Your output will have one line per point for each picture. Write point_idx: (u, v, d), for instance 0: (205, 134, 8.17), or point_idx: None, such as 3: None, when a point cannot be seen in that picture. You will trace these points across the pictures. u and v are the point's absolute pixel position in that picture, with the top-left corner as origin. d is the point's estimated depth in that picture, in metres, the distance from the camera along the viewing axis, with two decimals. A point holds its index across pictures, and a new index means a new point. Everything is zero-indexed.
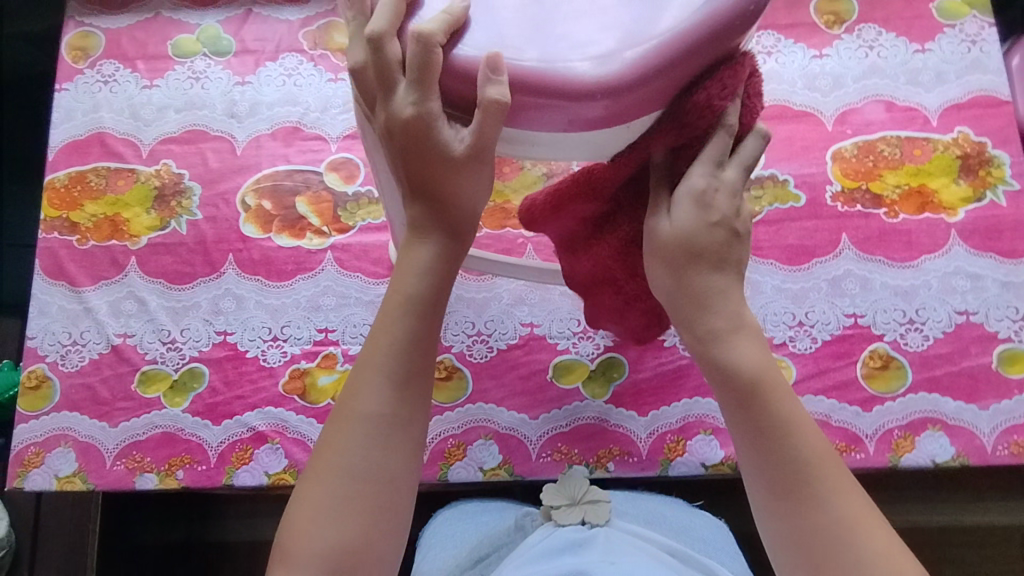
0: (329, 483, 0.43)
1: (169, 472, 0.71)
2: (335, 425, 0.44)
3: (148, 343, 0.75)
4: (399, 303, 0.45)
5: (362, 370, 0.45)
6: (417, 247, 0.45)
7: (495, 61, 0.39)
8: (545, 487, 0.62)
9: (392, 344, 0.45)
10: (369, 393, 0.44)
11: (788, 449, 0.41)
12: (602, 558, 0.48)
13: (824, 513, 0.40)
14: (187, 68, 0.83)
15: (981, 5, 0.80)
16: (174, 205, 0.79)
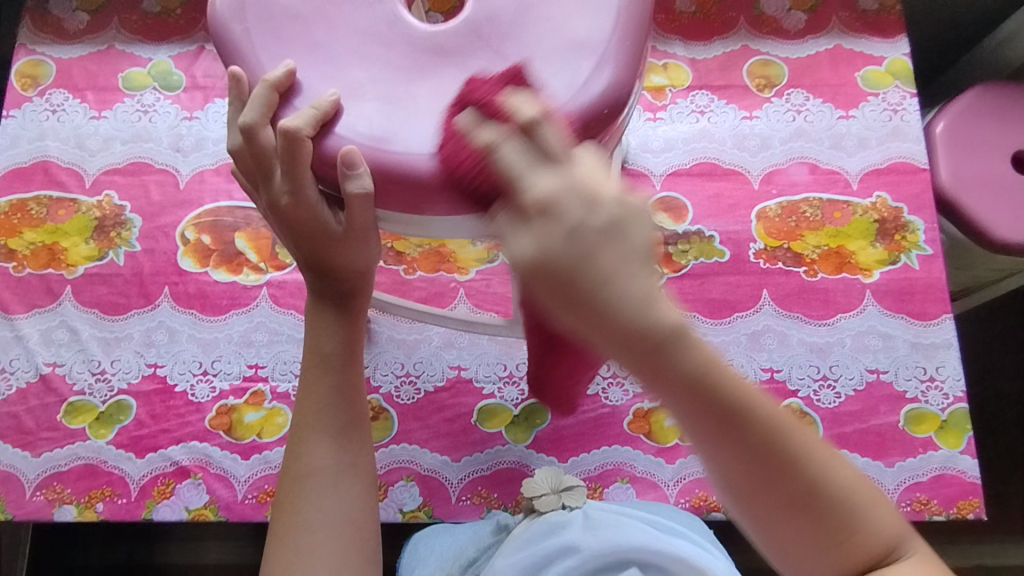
0: (299, 536, 0.49)
1: (88, 504, 0.71)
2: (291, 485, 0.51)
3: (77, 373, 0.75)
4: (320, 364, 0.53)
5: (303, 433, 0.52)
6: (326, 312, 0.53)
7: (351, 157, 0.40)
8: (524, 482, 0.67)
9: (323, 400, 0.52)
10: (315, 449, 0.51)
11: (785, 467, 0.36)
12: (584, 530, 0.59)
13: (805, 496, 0.37)
14: (136, 101, 0.85)
15: (903, 76, 0.84)
16: (113, 236, 0.80)
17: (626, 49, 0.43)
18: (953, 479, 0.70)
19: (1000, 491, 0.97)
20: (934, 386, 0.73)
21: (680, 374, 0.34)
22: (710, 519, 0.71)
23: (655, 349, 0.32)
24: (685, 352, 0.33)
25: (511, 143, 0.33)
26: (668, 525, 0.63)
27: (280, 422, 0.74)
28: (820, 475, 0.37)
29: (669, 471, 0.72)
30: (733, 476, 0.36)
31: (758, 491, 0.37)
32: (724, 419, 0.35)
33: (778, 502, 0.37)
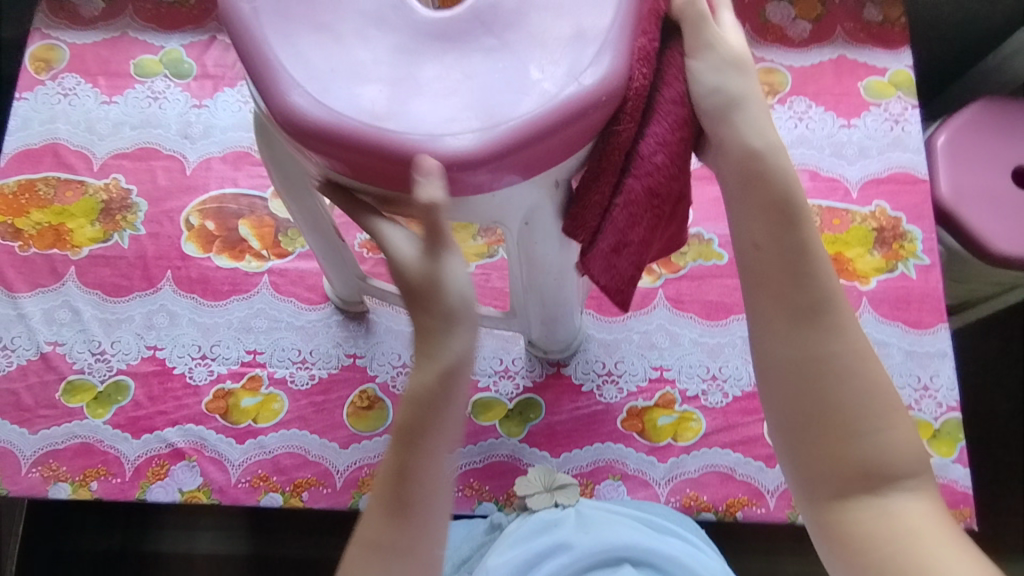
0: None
1: (82, 482, 0.72)
2: (344, 564, 0.44)
3: (78, 352, 0.76)
4: (404, 432, 0.44)
5: (369, 503, 0.44)
6: (429, 362, 0.44)
7: (429, 168, 0.41)
8: (517, 482, 0.69)
9: (396, 475, 0.43)
10: (371, 529, 0.44)
11: (827, 325, 0.45)
12: (576, 530, 0.61)
13: (835, 368, 0.44)
14: (147, 88, 0.86)
15: (906, 87, 0.85)
16: (119, 219, 0.81)
17: (622, 37, 0.44)
18: (944, 488, 0.70)
19: (993, 506, 0.97)
20: (928, 395, 0.74)
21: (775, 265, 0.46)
22: (700, 520, 0.71)
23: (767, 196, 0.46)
24: (777, 204, 0.46)
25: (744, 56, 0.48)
26: (658, 520, 0.64)
27: (276, 407, 0.74)
28: (852, 359, 0.44)
29: (660, 470, 0.72)
30: (766, 311, 0.46)
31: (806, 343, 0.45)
32: (783, 239, 0.46)
33: (793, 355, 0.45)
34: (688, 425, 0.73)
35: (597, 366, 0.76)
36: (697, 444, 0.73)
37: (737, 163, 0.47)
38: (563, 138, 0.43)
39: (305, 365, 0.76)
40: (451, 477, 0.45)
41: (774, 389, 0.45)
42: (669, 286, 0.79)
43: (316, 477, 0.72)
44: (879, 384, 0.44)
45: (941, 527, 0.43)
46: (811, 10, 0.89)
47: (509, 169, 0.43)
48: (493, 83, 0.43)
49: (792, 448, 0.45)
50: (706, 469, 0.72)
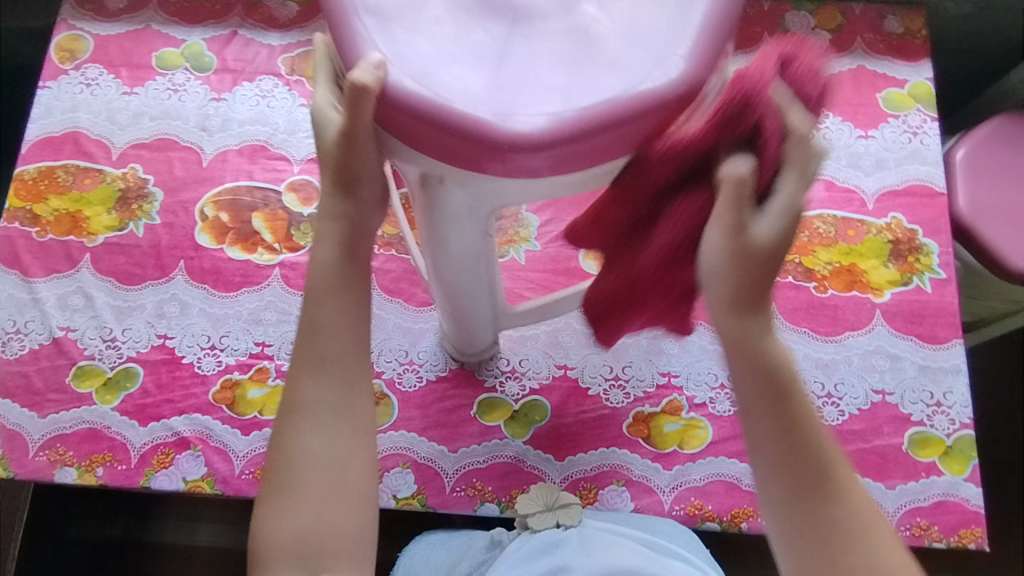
0: (286, 474, 0.47)
1: (88, 467, 0.72)
2: (281, 419, 0.48)
3: (89, 338, 0.77)
4: (313, 292, 0.49)
5: (297, 363, 0.48)
6: (327, 227, 0.49)
7: (374, 59, 0.40)
8: (520, 498, 0.68)
9: (311, 329, 0.48)
10: (300, 383, 0.48)
11: (824, 469, 0.44)
12: (580, 552, 0.60)
13: (836, 510, 0.44)
14: (167, 80, 0.87)
15: (925, 100, 0.84)
16: (135, 208, 0.82)
17: (711, 46, 0.41)
18: (955, 507, 0.69)
19: (1003, 529, 0.95)
20: (940, 411, 0.72)
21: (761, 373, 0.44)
22: (704, 529, 0.71)
23: (762, 367, 0.44)
24: (790, 380, 0.45)
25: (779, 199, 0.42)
26: (660, 543, 0.64)
27: None
28: (847, 492, 0.44)
29: (665, 477, 0.71)
30: (767, 465, 0.45)
31: (813, 489, 0.44)
32: (783, 412, 0.44)
33: (797, 504, 0.44)
34: (694, 433, 0.73)
35: (604, 370, 0.75)
36: (703, 452, 0.72)
37: (751, 363, 0.44)
38: (614, 135, 0.40)
39: None
40: (362, 315, 0.49)
41: (774, 522, 0.45)
42: None
43: None
44: (880, 522, 0.45)
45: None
46: (830, 20, 0.88)
47: (454, 142, 0.40)
48: (559, 65, 0.41)
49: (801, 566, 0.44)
50: (711, 478, 0.71)
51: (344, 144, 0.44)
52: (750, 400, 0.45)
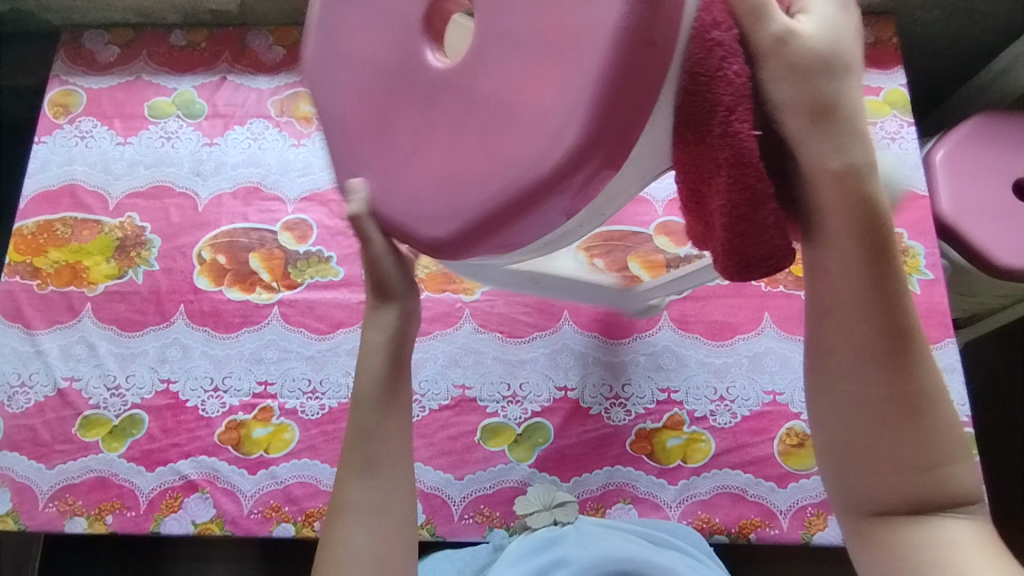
0: (333, 574, 0.48)
1: (98, 516, 0.73)
2: (330, 521, 0.50)
3: (93, 387, 0.78)
4: (357, 401, 0.52)
5: (343, 468, 0.51)
6: (370, 334, 0.52)
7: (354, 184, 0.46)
8: (518, 500, 0.71)
9: (356, 435, 0.51)
10: (349, 486, 0.50)
11: (912, 371, 0.39)
12: (576, 544, 0.64)
13: (897, 408, 0.39)
14: (160, 128, 0.89)
15: (900, 105, 0.86)
16: (134, 256, 0.83)
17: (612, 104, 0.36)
18: None
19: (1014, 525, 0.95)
20: None
21: (832, 204, 0.38)
22: (713, 541, 0.71)
23: (858, 213, 0.38)
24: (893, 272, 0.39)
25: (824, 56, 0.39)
26: (654, 531, 0.67)
27: (287, 437, 0.75)
28: (920, 400, 0.39)
29: (671, 492, 0.72)
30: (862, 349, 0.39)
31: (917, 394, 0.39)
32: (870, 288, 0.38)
33: (883, 416, 0.39)
34: (697, 446, 0.73)
35: (604, 390, 0.76)
36: (707, 465, 0.72)
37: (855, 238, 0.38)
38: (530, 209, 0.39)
39: (316, 395, 0.77)
40: (405, 426, 0.52)
41: (830, 424, 0.40)
42: (674, 307, 0.80)
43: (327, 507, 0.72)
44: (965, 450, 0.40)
45: (997, 553, 0.39)
46: None
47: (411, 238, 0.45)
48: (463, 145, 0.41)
49: (849, 457, 0.40)
50: (717, 490, 0.72)
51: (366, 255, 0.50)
52: (846, 257, 0.39)
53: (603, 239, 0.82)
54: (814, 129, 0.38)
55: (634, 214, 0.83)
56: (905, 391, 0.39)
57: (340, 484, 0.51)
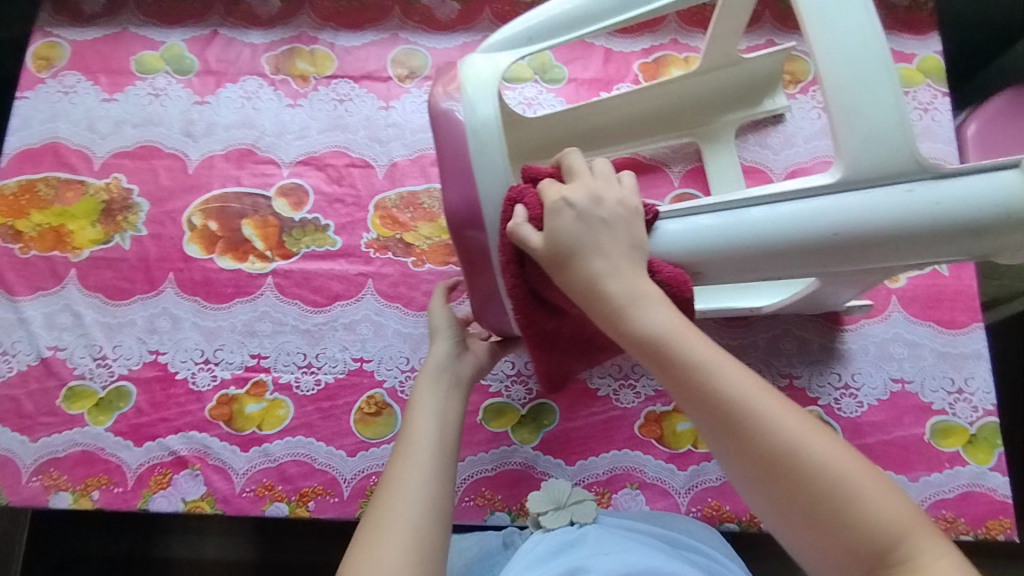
0: (388, 517, 0.49)
1: (84, 491, 0.70)
2: (389, 477, 0.52)
3: (79, 357, 0.74)
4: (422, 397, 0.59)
5: (401, 450, 0.54)
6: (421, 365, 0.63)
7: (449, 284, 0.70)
8: (531, 495, 0.65)
9: (423, 420, 0.56)
10: (413, 450, 0.54)
11: (765, 442, 0.41)
12: (595, 552, 0.53)
13: (790, 482, 0.40)
14: (148, 85, 0.84)
15: (935, 74, 0.81)
16: (120, 220, 0.79)
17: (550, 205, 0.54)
18: (981, 497, 0.66)
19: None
20: (962, 398, 0.70)
21: (632, 348, 0.45)
22: (722, 530, 0.68)
23: (650, 346, 0.44)
24: (688, 354, 0.43)
25: (569, 211, 0.49)
26: (677, 535, 0.58)
27: (281, 413, 0.72)
28: (800, 465, 0.40)
29: (681, 478, 0.69)
30: (706, 432, 0.43)
31: (773, 441, 0.41)
32: (691, 394, 0.43)
33: (767, 486, 0.41)
34: None
35: (613, 370, 0.73)
36: None
37: (642, 351, 0.45)
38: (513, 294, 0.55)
39: (311, 370, 0.73)
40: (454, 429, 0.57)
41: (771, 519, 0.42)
42: None
43: (322, 487, 0.69)
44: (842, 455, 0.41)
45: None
46: None
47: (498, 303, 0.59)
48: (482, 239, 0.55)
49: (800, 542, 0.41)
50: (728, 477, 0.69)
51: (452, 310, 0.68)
52: (659, 377, 0.44)
53: None
54: (589, 276, 0.47)
55: (649, 186, 0.79)
56: (784, 469, 0.40)
57: (400, 454, 0.54)
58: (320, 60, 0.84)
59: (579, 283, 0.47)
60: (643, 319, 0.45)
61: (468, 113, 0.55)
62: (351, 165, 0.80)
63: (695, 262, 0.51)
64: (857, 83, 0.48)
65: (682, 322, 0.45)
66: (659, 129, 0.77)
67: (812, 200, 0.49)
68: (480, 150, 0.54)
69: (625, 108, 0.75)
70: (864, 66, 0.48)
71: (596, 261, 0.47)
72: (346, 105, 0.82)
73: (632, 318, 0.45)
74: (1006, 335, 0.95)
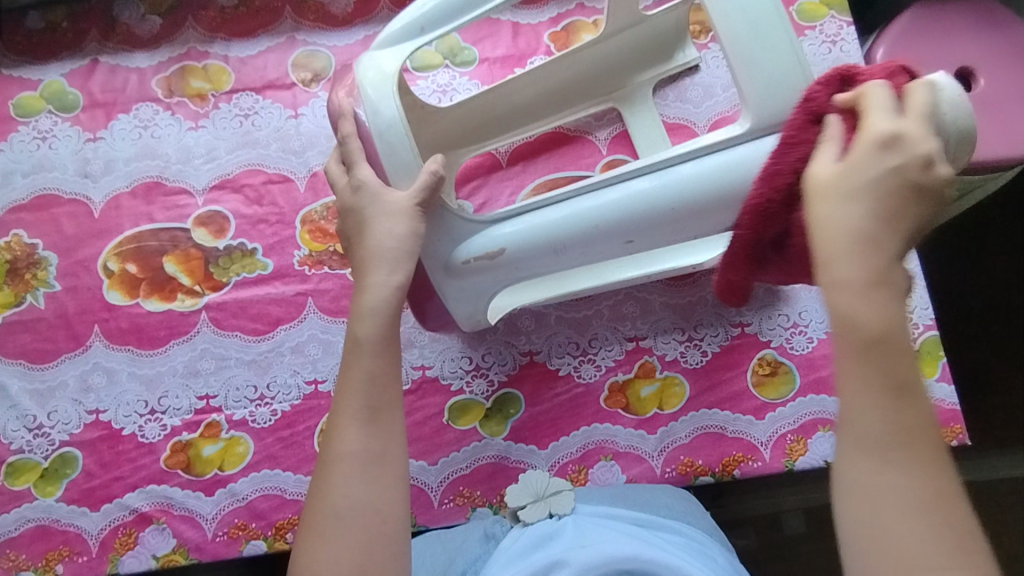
0: (326, 525, 0.48)
1: (47, 567, 0.67)
2: (322, 472, 0.50)
3: (13, 431, 0.70)
4: (355, 348, 0.52)
5: (337, 417, 0.51)
6: (367, 298, 0.53)
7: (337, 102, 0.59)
8: (509, 488, 0.63)
9: (360, 384, 0.51)
10: (345, 435, 0.50)
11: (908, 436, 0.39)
12: (575, 544, 0.53)
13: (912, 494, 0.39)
14: (32, 128, 0.77)
15: (838, 5, 0.81)
16: (29, 279, 0.74)
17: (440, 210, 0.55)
18: (932, 408, 0.69)
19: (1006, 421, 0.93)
20: None
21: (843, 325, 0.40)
22: (699, 483, 0.70)
23: (863, 336, 0.40)
24: (893, 355, 0.40)
25: (892, 158, 0.41)
26: (654, 518, 0.59)
27: (241, 450, 0.69)
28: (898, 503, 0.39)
29: (652, 442, 0.70)
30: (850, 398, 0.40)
31: (883, 427, 0.39)
32: (875, 363, 0.40)
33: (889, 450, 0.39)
34: (672, 391, 0.71)
35: (571, 348, 0.73)
36: (684, 409, 0.71)
37: (846, 337, 0.40)
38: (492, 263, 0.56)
39: (264, 401, 0.71)
40: (394, 385, 0.52)
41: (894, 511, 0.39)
42: None
43: (297, 516, 0.67)
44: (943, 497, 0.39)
45: None
46: None
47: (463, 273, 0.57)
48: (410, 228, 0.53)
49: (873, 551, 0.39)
50: (697, 432, 0.70)
51: (358, 228, 0.55)
52: (854, 348, 0.40)
53: (549, 188, 0.77)
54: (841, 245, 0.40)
55: (578, 157, 0.78)
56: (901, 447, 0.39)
57: (332, 437, 0.50)
58: (215, 74, 0.79)
59: (819, 231, 0.41)
60: (841, 302, 0.40)
61: (371, 116, 0.54)
62: (268, 181, 0.76)
63: (629, 228, 0.53)
64: (751, 31, 0.48)
65: (896, 321, 0.40)
66: (579, 97, 0.76)
67: (733, 151, 0.50)
68: (389, 152, 0.54)
69: (541, 82, 0.73)
70: (757, 11, 0.48)
71: (841, 207, 0.41)
72: (252, 119, 0.78)
73: (834, 283, 0.40)
74: (937, 246, 0.98)
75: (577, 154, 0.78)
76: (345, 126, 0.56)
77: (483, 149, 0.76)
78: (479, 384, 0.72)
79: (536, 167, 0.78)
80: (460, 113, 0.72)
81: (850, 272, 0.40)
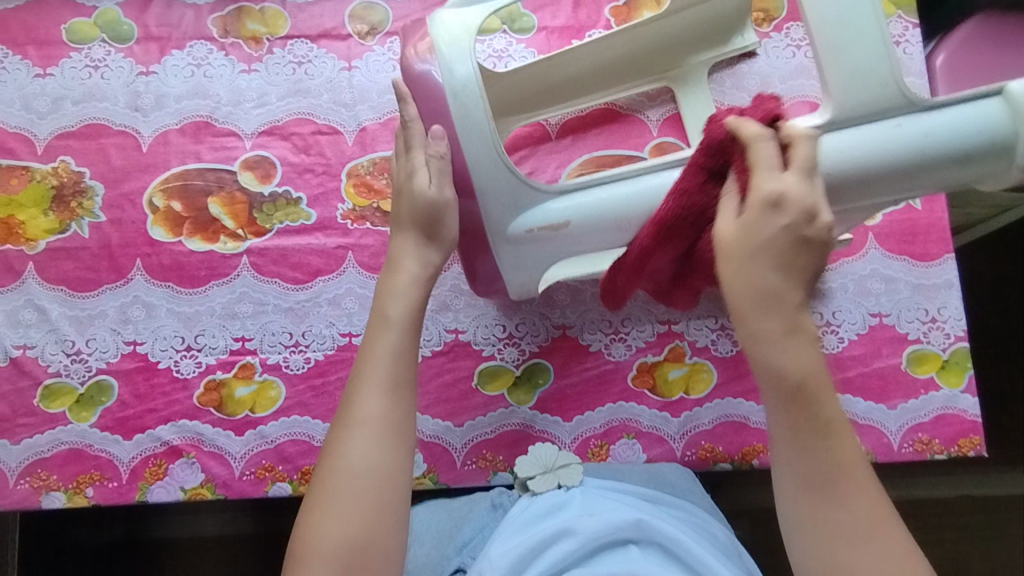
0: (336, 487, 0.48)
1: (77, 489, 0.68)
2: (336, 433, 0.51)
3: (51, 354, 0.71)
4: (383, 323, 0.54)
5: (359, 383, 0.52)
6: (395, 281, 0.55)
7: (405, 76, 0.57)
8: (518, 459, 0.65)
9: (383, 355, 0.52)
10: (365, 400, 0.51)
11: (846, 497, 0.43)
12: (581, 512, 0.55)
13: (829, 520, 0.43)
14: (84, 55, 0.77)
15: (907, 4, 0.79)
16: (74, 207, 0.74)
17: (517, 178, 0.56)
18: (953, 418, 0.70)
19: (1015, 437, 0.95)
20: (936, 327, 0.73)
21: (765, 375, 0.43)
22: (716, 469, 0.71)
23: (789, 387, 0.43)
24: (817, 403, 0.43)
25: (779, 219, 0.43)
26: (660, 496, 0.61)
27: (273, 395, 0.70)
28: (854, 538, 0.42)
29: (674, 425, 0.71)
30: (781, 431, 0.44)
31: (815, 471, 0.43)
32: (818, 436, 0.43)
33: (804, 474, 0.43)
34: (699, 376, 0.72)
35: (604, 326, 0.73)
36: (710, 395, 0.72)
37: (775, 385, 0.43)
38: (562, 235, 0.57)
39: (299, 348, 0.72)
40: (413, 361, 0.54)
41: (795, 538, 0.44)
42: None
43: None
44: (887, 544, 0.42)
45: None
46: None
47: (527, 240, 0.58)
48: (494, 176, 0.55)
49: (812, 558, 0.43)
50: (720, 420, 0.71)
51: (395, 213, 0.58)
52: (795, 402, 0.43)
53: (595, 166, 0.77)
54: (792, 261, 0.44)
55: (628, 136, 0.78)
56: (837, 482, 0.43)
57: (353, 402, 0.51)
58: (271, 18, 0.79)
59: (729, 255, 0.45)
60: (770, 359, 0.43)
61: (446, 75, 0.54)
62: (317, 132, 0.76)
63: None
64: (842, 17, 0.49)
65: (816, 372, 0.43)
66: (634, 75, 0.76)
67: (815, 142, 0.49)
68: (463, 114, 0.54)
69: (599, 54, 0.72)
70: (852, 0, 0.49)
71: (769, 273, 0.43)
72: (306, 68, 0.78)
73: (765, 350, 0.43)
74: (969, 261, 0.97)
75: (628, 133, 0.78)
76: (426, 88, 0.56)
77: (534, 119, 0.75)
78: (510, 352, 0.73)
79: (584, 142, 0.78)
80: (518, 80, 0.71)
81: (781, 308, 0.43)
